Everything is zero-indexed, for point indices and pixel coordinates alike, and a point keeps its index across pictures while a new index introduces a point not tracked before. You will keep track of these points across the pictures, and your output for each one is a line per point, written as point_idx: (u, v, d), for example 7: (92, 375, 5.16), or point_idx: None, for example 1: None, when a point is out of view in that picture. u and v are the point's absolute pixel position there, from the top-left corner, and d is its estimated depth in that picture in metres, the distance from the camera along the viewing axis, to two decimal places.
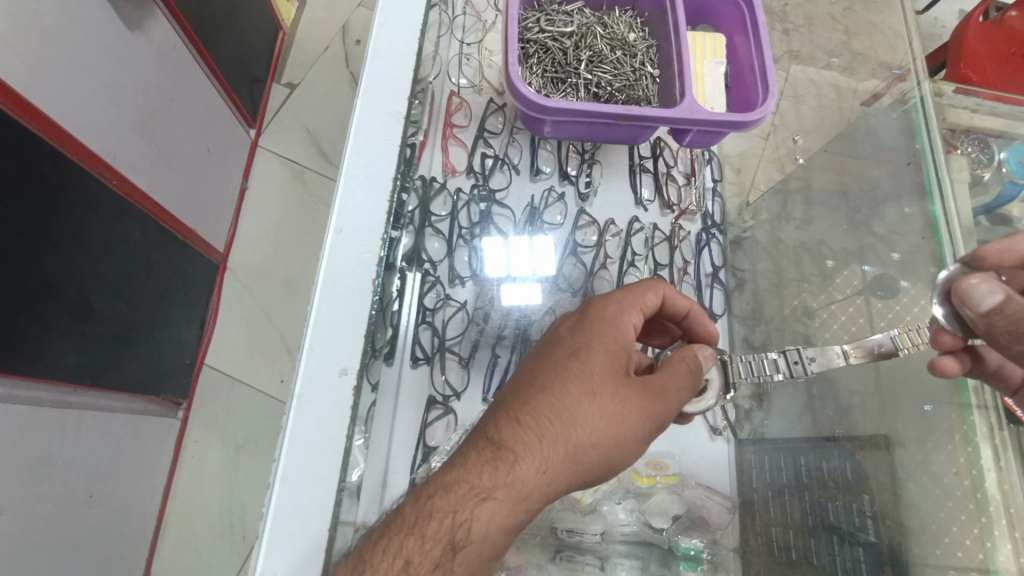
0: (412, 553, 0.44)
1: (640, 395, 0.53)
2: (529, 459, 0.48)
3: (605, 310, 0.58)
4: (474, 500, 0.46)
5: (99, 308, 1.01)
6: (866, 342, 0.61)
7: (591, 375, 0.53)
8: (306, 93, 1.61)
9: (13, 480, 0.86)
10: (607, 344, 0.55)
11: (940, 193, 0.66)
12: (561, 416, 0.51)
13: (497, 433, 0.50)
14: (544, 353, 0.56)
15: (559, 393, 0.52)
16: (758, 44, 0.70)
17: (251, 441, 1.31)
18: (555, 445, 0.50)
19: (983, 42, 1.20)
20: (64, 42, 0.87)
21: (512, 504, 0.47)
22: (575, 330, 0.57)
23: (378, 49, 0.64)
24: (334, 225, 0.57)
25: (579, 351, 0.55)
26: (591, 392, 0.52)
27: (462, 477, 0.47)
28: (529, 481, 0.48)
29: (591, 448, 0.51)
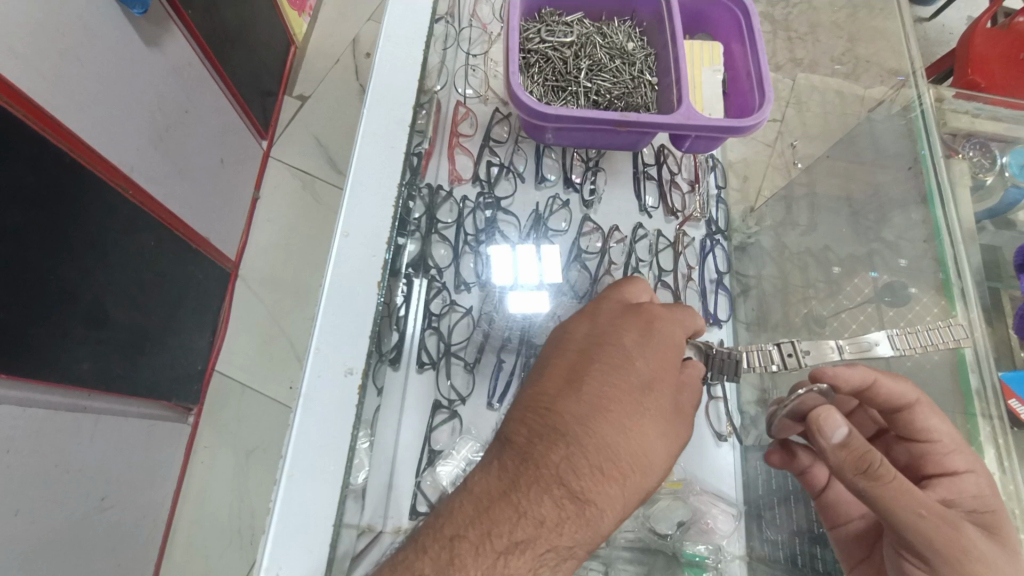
0: None
1: (686, 430, 0.55)
2: (611, 511, 0.48)
3: (672, 343, 0.57)
4: (559, 551, 0.45)
5: (115, 315, 1.03)
6: (864, 341, 0.60)
7: (665, 415, 0.53)
8: (318, 104, 1.65)
9: (29, 484, 0.88)
10: (672, 381, 0.55)
11: (940, 196, 0.66)
12: (642, 463, 0.50)
13: (578, 479, 0.47)
14: (613, 382, 0.52)
15: (634, 435, 0.51)
16: (755, 49, 0.71)
17: (260, 448, 1.32)
18: (633, 494, 0.49)
19: (990, 48, 1.20)
20: (84, 58, 0.90)
21: (586, 548, 0.48)
22: (654, 363, 0.54)
23: (384, 60, 0.66)
24: (340, 230, 0.58)
25: (653, 389, 0.53)
26: (659, 430, 0.52)
27: (543, 523, 0.45)
28: (606, 530, 0.48)
29: (649, 485, 0.52)
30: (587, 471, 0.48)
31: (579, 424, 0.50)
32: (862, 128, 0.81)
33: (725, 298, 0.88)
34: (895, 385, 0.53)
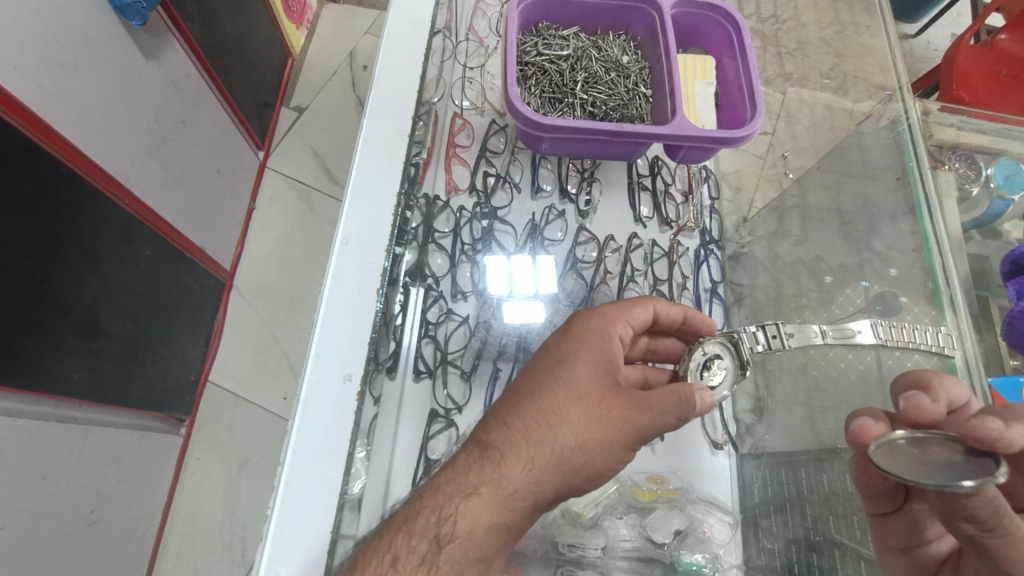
0: (399, 548, 0.47)
1: (627, 407, 0.53)
2: (516, 459, 0.50)
3: (590, 322, 0.60)
4: (461, 497, 0.48)
5: (107, 324, 1.03)
6: (845, 326, 0.65)
7: (576, 381, 0.55)
8: (315, 116, 1.66)
9: (17, 497, 0.87)
10: (595, 354, 0.57)
11: (928, 210, 0.67)
12: (545, 420, 0.52)
13: (488, 436, 0.52)
14: (534, 362, 0.58)
15: (545, 398, 0.53)
16: (745, 64, 0.73)
17: (253, 459, 1.31)
18: (539, 447, 0.51)
19: (974, 65, 1.23)
20: (83, 69, 0.91)
21: (497, 503, 0.49)
22: (563, 339, 0.59)
23: (384, 71, 0.67)
24: (339, 238, 0.59)
25: (564, 358, 0.56)
26: (576, 398, 0.53)
27: (453, 476, 0.50)
28: (517, 481, 0.49)
29: (579, 452, 0.52)
30: (495, 424, 0.53)
31: (506, 395, 0.57)
32: (851, 142, 0.82)
33: (720, 306, 0.91)
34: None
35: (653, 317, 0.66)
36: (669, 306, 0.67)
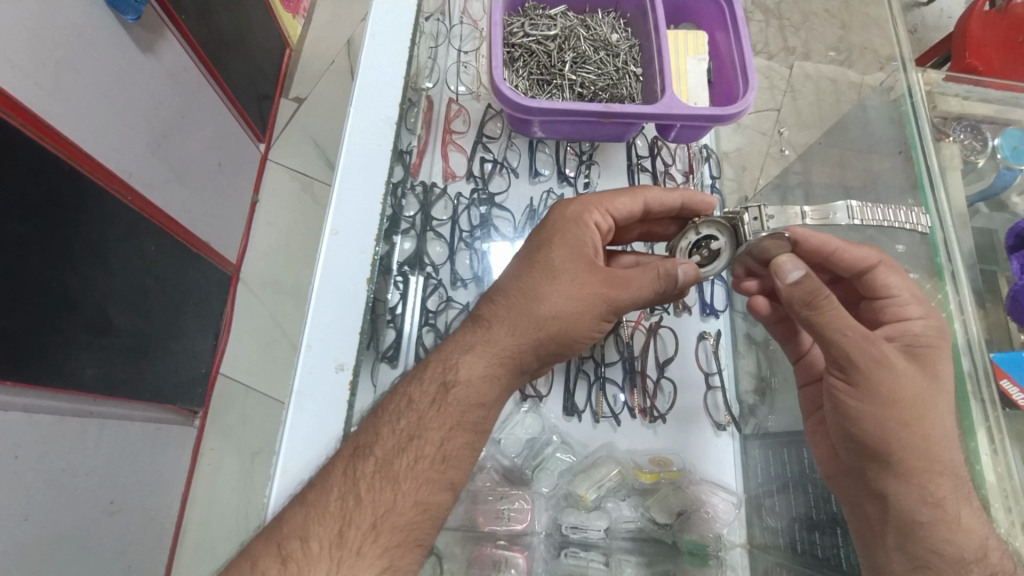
0: (413, 393, 0.50)
1: (601, 283, 0.55)
2: (503, 323, 0.53)
3: (567, 211, 0.61)
4: (460, 353, 0.52)
5: (117, 321, 1.04)
6: (826, 207, 0.62)
7: (555, 262, 0.56)
8: (315, 106, 1.65)
9: (37, 490, 0.89)
10: (569, 240, 0.58)
11: (932, 186, 0.65)
12: (529, 292, 0.55)
13: (479, 309, 0.56)
14: (515, 254, 0.60)
15: (525, 273, 0.56)
16: (737, 38, 0.71)
17: (266, 448, 1.34)
18: (523, 313, 0.54)
19: (986, 31, 1.19)
20: (80, 67, 0.91)
21: (491, 356, 0.52)
22: (539, 230, 0.61)
23: (371, 57, 0.67)
24: (329, 229, 0.59)
25: (544, 243, 0.58)
26: (554, 274, 0.55)
27: (452, 339, 0.53)
28: (504, 340, 0.52)
29: (558, 320, 0.54)
30: (486, 301, 0.56)
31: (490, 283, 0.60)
32: (856, 116, 0.80)
33: (722, 287, 0.86)
34: (855, 251, 0.60)
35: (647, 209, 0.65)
36: (662, 194, 0.65)
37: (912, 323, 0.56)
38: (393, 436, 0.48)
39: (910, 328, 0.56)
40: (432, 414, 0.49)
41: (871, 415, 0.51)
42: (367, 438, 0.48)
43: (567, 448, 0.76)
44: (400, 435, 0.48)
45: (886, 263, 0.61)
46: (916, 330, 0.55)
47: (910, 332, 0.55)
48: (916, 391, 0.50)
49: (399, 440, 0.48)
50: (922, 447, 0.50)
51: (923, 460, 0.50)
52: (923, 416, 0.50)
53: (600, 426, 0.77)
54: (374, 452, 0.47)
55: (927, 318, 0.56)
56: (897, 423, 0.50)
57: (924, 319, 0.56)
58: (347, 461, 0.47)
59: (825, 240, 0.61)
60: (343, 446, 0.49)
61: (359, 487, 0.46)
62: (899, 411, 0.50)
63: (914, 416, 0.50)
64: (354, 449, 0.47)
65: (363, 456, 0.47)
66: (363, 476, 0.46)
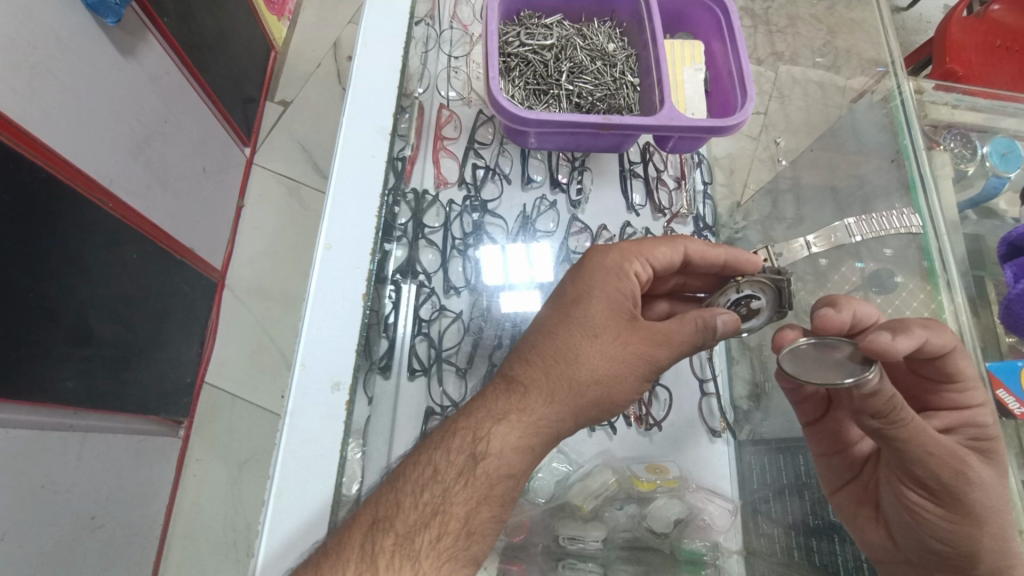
0: (439, 461, 0.48)
1: (640, 342, 0.53)
2: (539, 391, 0.51)
3: (606, 259, 0.58)
4: (492, 421, 0.49)
5: (99, 331, 1.01)
6: (829, 232, 0.69)
7: (595, 320, 0.54)
8: (300, 110, 1.63)
9: (15, 509, 0.86)
10: (608, 294, 0.56)
11: (923, 186, 0.66)
12: (566, 356, 0.52)
13: (511, 370, 0.53)
14: (548, 305, 0.58)
15: (563, 331, 0.54)
16: (734, 48, 0.71)
17: (254, 458, 1.31)
18: (560, 380, 0.51)
19: (966, 36, 1.21)
20: (56, 71, 0.88)
21: (524, 427, 0.49)
22: (576, 278, 0.58)
23: (362, 67, 0.65)
24: (322, 243, 0.57)
25: (581, 295, 0.56)
26: (594, 333, 0.53)
27: (481, 404, 0.51)
28: (541, 409, 0.50)
29: (596, 385, 0.52)
30: (517, 360, 0.54)
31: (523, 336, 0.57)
32: (844, 120, 0.81)
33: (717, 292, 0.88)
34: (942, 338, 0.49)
35: (687, 260, 0.63)
36: (701, 248, 0.62)
37: (974, 412, 0.52)
38: (416, 509, 0.46)
39: (970, 417, 0.52)
40: (461, 490, 0.47)
41: (959, 527, 0.49)
42: (386, 510, 0.46)
43: (564, 458, 0.75)
44: (423, 509, 0.46)
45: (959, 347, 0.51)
46: (979, 421, 0.51)
47: (973, 423, 0.52)
48: (998, 497, 0.48)
49: (422, 514, 0.46)
50: (1006, 555, 0.48)
51: (1006, 567, 0.48)
52: (1004, 522, 0.48)
53: (596, 435, 0.76)
54: (393, 527, 0.45)
55: (984, 405, 0.52)
56: (982, 536, 0.48)
57: (983, 407, 0.52)
58: (364, 536, 0.45)
59: (910, 331, 0.47)
60: (363, 513, 0.47)
61: (377, 565, 0.43)
62: (980, 520, 0.48)
63: (994, 525, 0.48)
64: (373, 522, 0.46)
65: (382, 530, 0.45)
66: (382, 553, 0.44)
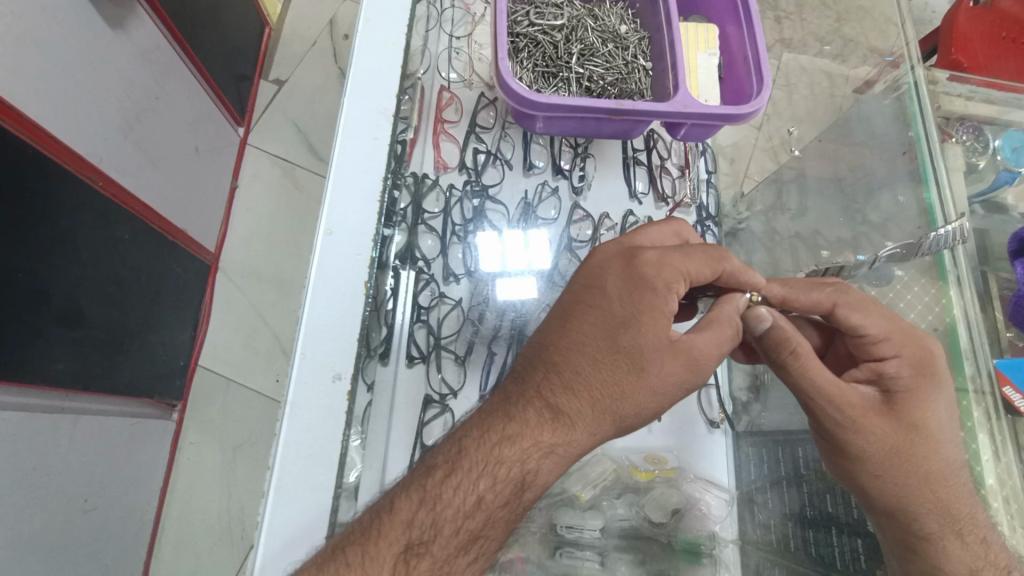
0: (484, 491, 0.47)
1: (678, 369, 0.52)
2: (585, 424, 0.50)
3: (654, 276, 0.53)
4: (540, 453, 0.49)
5: (90, 313, 0.99)
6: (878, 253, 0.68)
7: (641, 350, 0.52)
8: (295, 88, 1.59)
9: (5, 491, 0.85)
10: (654, 321, 0.52)
11: (936, 180, 0.64)
12: (613, 392, 0.51)
13: (555, 397, 0.51)
14: (589, 312, 0.54)
15: (597, 347, 0.52)
16: (751, 33, 0.69)
17: (249, 441, 1.30)
18: (603, 410, 0.51)
19: (973, 25, 1.19)
20: (43, 44, 0.85)
21: (569, 457, 0.50)
22: (622, 294, 0.53)
23: (363, 46, 0.63)
24: (322, 228, 0.56)
25: (628, 320, 0.52)
26: (640, 367, 0.51)
27: (521, 432, 0.49)
28: (582, 443, 0.51)
29: (635, 416, 0.52)
30: (561, 384, 0.51)
31: (553, 338, 0.54)
32: (851, 110, 0.80)
33: None
34: (805, 297, 0.57)
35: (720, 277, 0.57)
36: (739, 268, 0.57)
37: (886, 362, 0.54)
38: (455, 536, 0.47)
39: (884, 367, 0.54)
40: (488, 511, 0.48)
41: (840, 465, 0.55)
42: (422, 534, 0.46)
43: None
44: (463, 535, 0.47)
45: (868, 299, 0.56)
46: (891, 370, 0.54)
47: (892, 373, 0.54)
48: (894, 442, 0.52)
49: (462, 541, 0.47)
50: (894, 490, 0.53)
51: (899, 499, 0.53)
52: (900, 465, 0.52)
53: None
54: (430, 551, 0.46)
55: (901, 356, 0.53)
56: (866, 473, 0.53)
57: (900, 358, 0.54)
58: (396, 558, 0.46)
59: (819, 300, 0.56)
60: (392, 533, 0.46)
61: None
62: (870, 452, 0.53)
63: (887, 460, 0.52)
64: (407, 548, 0.46)
65: (416, 555, 0.46)
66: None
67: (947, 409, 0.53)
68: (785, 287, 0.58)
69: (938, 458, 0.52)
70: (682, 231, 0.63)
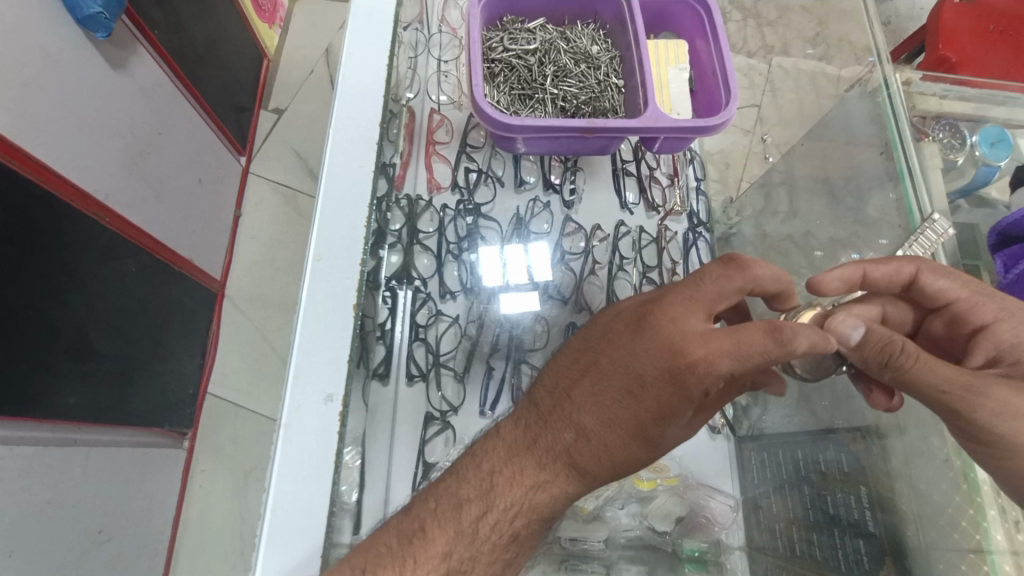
0: (510, 529, 0.49)
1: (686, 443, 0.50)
2: (588, 481, 0.50)
3: (698, 364, 0.46)
4: (552, 501, 0.50)
5: (100, 346, 1.02)
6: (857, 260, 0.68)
7: (656, 431, 0.48)
8: (295, 117, 1.63)
9: (20, 524, 0.87)
10: (681, 418, 0.48)
11: (911, 177, 0.66)
12: (631, 466, 0.50)
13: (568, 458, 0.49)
14: (615, 382, 0.49)
15: (615, 422, 0.48)
16: (718, 47, 0.71)
17: (258, 467, 1.31)
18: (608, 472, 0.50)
19: (959, 20, 1.20)
20: (49, 88, 0.89)
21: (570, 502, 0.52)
22: (657, 369, 0.47)
23: (349, 78, 0.65)
24: (312, 255, 0.58)
25: (654, 405, 0.48)
26: (650, 446, 0.49)
27: (526, 484, 0.49)
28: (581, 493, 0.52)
29: (631, 473, 0.52)
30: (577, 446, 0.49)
31: (582, 397, 0.50)
32: (835, 112, 0.81)
33: None
34: (886, 271, 0.55)
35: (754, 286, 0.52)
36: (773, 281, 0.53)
37: (998, 329, 0.51)
38: (493, 561, 0.50)
39: (998, 336, 0.50)
40: (520, 542, 0.51)
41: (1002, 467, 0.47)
42: (463, 564, 0.48)
43: None
44: (500, 561, 0.50)
45: (947, 268, 0.54)
46: (1006, 337, 0.50)
47: (1006, 341, 0.50)
48: None
49: (500, 565, 0.50)
50: None
51: None
52: None
53: None
54: (473, 575, 0.49)
55: (1006, 320, 0.51)
56: None
57: (1010, 321, 0.51)
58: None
59: (903, 272, 0.54)
60: (428, 560, 0.48)
61: None
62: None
63: None
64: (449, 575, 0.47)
65: None
66: None
67: None
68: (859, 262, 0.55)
69: None
70: (747, 281, 0.51)
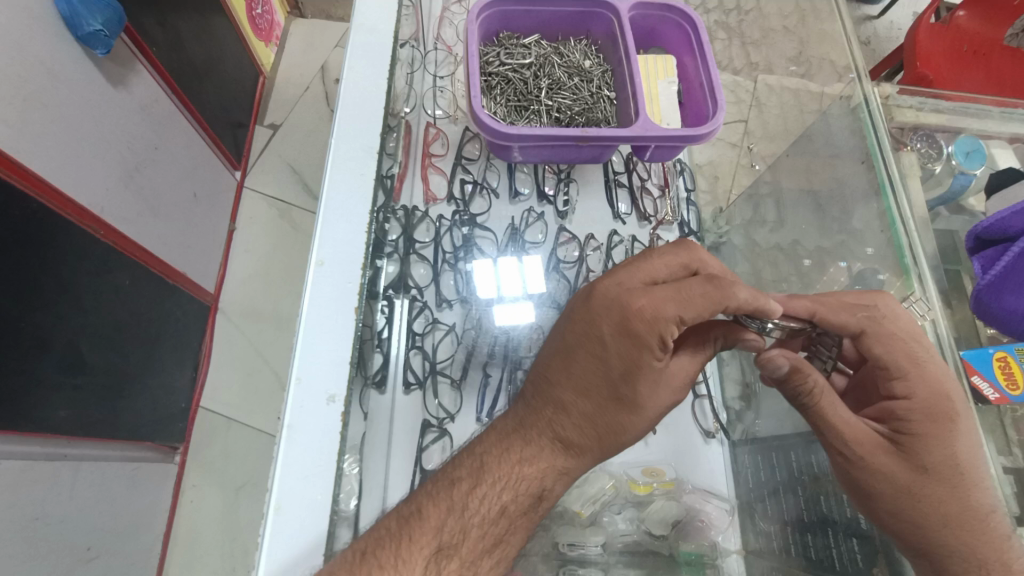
0: (496, 496, 0.51)
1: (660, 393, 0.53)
2: (572, 440, 0.53)
3: (643, 318, 0.51)
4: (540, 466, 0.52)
5: (92, 359, 1.01)
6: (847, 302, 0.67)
7: (623, 381, 0.52)
8: (290, 132, 1.65)
9: (7, 542, 0.85)
10: (649, 372, 0.51)
11: (892, 187, 0.68)
12: (613, 428, 0.53)
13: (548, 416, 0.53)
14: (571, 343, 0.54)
15: (583, 381, 0.53)
16: (705, 62, 0.74)
17: (250, 482, 1.30)
18: (590, 428, 0.53)
19: (933, 42, 1.25)
20: (49, 104, 0.90)
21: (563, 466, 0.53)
22: (610, 330, 0.52)
23: (350, 90, 0.67)
24: (314, 260, 0.59)
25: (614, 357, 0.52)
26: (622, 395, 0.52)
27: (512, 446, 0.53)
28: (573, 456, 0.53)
29: (621, 433, 0.54)
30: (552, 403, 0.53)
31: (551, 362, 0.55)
32: (817, 126, 0.84)
33: None
34: (834, 317, 0.56)
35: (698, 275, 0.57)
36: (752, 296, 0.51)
37: (898, 399, 0.53)
38: (481, 538, 0.50)
39: (894, 405, 0.53)
40: (510, 519, 0.52)
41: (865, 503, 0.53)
42: (452, 538, 0.49)
43: None
44: (489, 538, 0.51)
45: (891, 330, 0.54)
46: (903, 412, 0.52)
47: (902, 412, 0.52)
48: (903, 483, 0.51)
49: (487, 543, 0.50)
50: (917, 529, 0.51)
51: (933, 537, 0.50)
52: (918, 502, 0.51)
53: None
54: (458, 553, 0.49)
55: (914, 396, 0.52)
56: (883, 511, 0.52)
57: (914, 400, 0.52)
58: (428, 559, 0.47)
59: (847, 322, 0.55)
60: (422, 536, 0.48)
61: None
62: (885, 490, 0.52)
63: (902, 502, 0.51)
64: (438, 549, 0.48)
65: (448, 555, 0.48)
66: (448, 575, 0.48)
67: (969, 451, 0.51)
68: (811, 302, 0.57)
69: (960, 502, 0.50)
70: (692, 258, 0.57)
